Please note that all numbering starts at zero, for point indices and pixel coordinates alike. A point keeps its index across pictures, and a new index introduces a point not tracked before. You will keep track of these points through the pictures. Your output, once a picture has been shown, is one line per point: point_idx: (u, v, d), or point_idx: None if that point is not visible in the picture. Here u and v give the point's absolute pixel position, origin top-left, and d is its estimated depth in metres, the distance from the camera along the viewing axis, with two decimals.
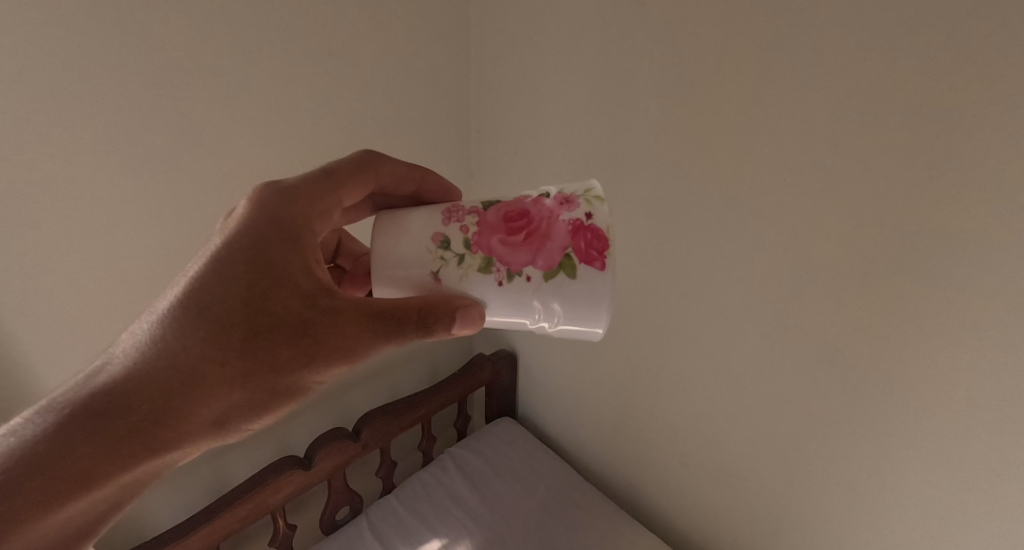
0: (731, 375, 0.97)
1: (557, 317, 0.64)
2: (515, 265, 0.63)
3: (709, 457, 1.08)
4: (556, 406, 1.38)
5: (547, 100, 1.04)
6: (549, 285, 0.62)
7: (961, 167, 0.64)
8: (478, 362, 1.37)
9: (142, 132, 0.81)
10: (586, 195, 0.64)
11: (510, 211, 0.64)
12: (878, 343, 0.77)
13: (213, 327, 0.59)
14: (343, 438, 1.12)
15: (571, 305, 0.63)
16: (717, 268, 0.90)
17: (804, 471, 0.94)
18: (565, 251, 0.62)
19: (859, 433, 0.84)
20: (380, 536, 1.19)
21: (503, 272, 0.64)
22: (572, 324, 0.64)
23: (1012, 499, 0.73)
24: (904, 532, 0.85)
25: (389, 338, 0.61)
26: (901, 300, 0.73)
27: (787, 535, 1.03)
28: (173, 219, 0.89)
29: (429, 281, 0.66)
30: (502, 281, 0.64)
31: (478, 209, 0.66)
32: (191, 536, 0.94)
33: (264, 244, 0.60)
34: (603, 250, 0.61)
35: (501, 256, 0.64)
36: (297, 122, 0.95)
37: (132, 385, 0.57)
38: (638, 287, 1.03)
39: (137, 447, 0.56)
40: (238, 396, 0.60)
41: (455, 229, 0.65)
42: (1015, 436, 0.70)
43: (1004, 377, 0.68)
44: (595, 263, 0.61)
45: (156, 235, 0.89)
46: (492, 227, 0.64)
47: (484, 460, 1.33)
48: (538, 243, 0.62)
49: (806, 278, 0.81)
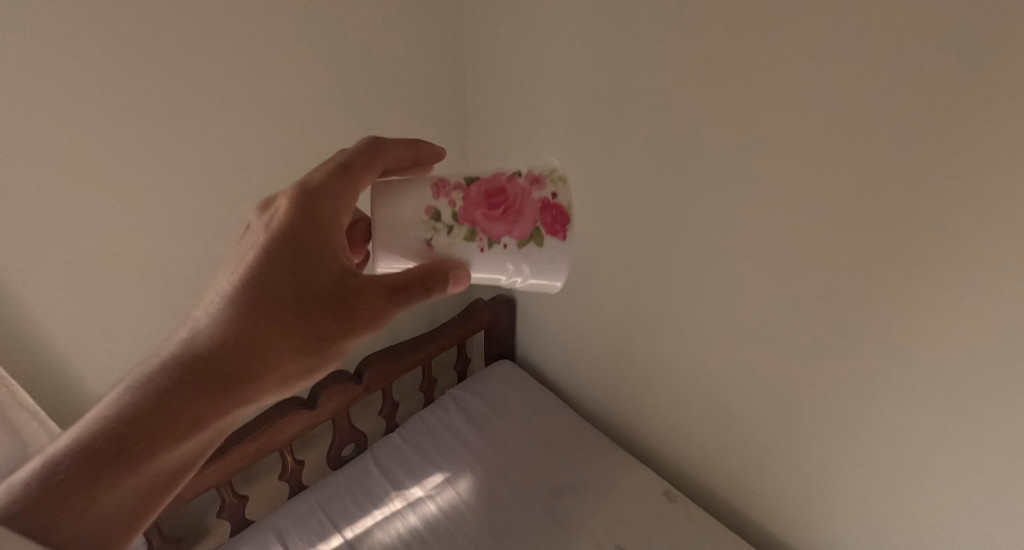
0: (726, 316, 0.99)
1: (527, 276, 0.74)
2: (494, 235, 0.72)
3: (700, 394, 1.12)
4: (554, 348, 1.41)
5: (546, 43, 1.04)
6: (522, 252, 0.72)
7: (954, 103, 0.65)
8: (477, 307, 1.40)
9: (147, 70, 0.83)
10: (552, 175, 0.71)
11: (489, 187, 0.72)
12: (874, 282, 0.78)
13: (263, 311, 0.66)
14: (344, 379, 1.14)
15: (538, 269, 0.73)
16: (716, 213, 0.91)
17: (795, 408, 0.96)
18: (535, 226, 0.71)
19: (849, 371, 0.86)
20: (384, 470, 1.20)
21: (484, 241, 0.73)
22: (539, 282, 0.74)
23: (1009, 427, 0.73)
24: (886, 460, 0.87)
25: (407, 301, 0.67)
26: (897, 239, 0.74)
27: (781, 474, 1.05)
28: (182, 160, 0.92)
29: (423, 247, 0.75)
30: (484, 249, 0.73)
31: (461, 184, 0.73)
32: (205, 470, 0.98)
33: (301, 226, 0.67)
34: (565, 225, 0.70)
35: (483, 228, 0.72)
36: (298, 66, 0.97)
37: (196, 361, 0.64)
38: (636, 229, 1.05)
39: (209, 414, 0.63)
40: (289, 370, 0.67)
41: (443, 203, 0.73)
42: (1014, 363, 0.70)
43: (1004, 305, 0.68)
44: (559, 235, 0.71)
45: (164, 175, 0.92)
46: (475, 202, 0.72)
47: (484, 402, 1.35)
48: (513, 217, 0.71)
49: (801, 219, 0.82)
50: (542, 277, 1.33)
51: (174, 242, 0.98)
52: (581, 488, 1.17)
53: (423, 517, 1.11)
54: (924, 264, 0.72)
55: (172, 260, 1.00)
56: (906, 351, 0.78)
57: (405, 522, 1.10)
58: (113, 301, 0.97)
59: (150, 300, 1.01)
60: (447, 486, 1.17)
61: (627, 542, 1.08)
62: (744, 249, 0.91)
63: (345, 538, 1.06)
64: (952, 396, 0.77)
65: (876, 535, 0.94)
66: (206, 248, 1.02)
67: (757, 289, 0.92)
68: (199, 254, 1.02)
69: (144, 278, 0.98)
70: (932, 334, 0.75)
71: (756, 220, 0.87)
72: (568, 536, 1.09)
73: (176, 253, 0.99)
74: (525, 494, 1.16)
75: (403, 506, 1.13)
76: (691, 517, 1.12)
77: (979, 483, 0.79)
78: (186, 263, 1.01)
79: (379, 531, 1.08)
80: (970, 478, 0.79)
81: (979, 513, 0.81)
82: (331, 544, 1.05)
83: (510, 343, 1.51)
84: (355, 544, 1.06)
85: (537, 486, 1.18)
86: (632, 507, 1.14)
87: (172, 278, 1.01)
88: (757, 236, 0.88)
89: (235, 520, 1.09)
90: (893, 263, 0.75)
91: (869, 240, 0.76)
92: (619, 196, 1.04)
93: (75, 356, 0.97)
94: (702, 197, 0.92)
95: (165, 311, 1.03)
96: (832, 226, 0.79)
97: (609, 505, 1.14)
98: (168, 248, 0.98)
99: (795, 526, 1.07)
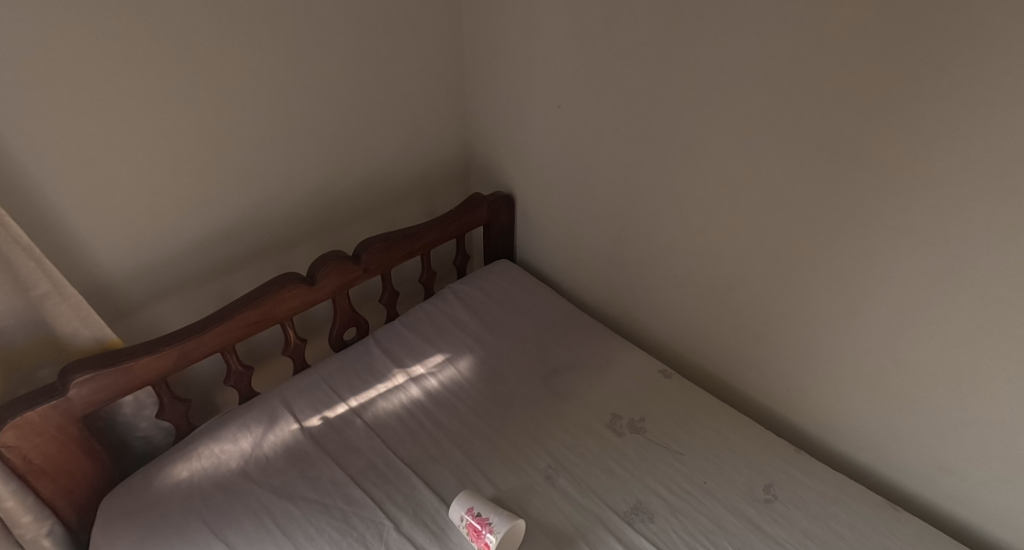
0: (731, 188, 0.95)
1: (471, 504, 0.91)
2: (481, 534, 0.88)
3: (701, 277, 1.07)
4: (552, 245, 1.36)
5: None
6: (497, 523, 0.89)
7: None
8: (477, 201, 1.33)
9: None
10: (490, 513, 0.90)
11: (472, 531, 0.89)
12: (884, 129, 0.74)
13: None
14: (343, 257, 1.13)
15: (489, 510, 0.90)
16: (720, 67, 0.87)
17: (793, 283, 0.93)
18: (472, 527, 0.89)
19: (856, 233, 0.82)
20: (386, 350, 1.21)
21: (480, 533, 0.88)
22: (483, 506, 0.91)
23: (1007, 268, 0.71)
24: (874, 325, 0.86)
25: None
26: (913, 79, 0.70)
27: (765, 351, 1.03)
28: (163, 7, 0.87)
29: (462, 519, 0.91)
30: (484, 533, 0.88)
31: (468, 520, 0.90)
32: (208, 335, 1.00)
33: None
34: (475, 521, 0.89)
35: (475, 533, 0.89)
36: None
37: None
38: (642, 100, 1.00)
39: None
40: None
41: (466, 521, 0.90)
42: (1014, 198, 0.68)
43: (1010, 135, 0.65)
44: (478, 527, 0.89)
45: (145, 23, 0.87)
46: (473, 532, 0.89)
47: (482, 291, 1.33)
48: (475, 531, 0.88)
49: (818, 73, 0.77)
50: (540, 166, 1.27)
51: (163, 106, 0.94)
52: (579, 366, 1.18)
53: (425, 390, 1.14)
54: (943, 97, 0.68)
55: (160, 125, 0.95)
56: (909, 199, 0.75)
57: (407, 394, 1.13)
58: (104, 169, 0.93)
59: (144, 168, 0.97)
60: (448, 364, 1.19)
61: (622, 411, 1.10)
62: (756, 109, 0.86)
63: (349, 407, 1.10)
64: (951, 242, 0.74)
65: (865, 407, 0.94)
66: (195, 116, 0.98)
67: (767, 152, 0.87)
68: (189, 123, 0.98)
69: (138, 147, 0.94)
70: (939, 179, 0.72)
71: (768, 77, 0.82)
72: (565, 407, 1.11)
73: (165, 119, 0.95)
74: (523, 369, 1.18)
75: (404, 380, 1.15)
76: (685, 391, 1.13)
77: (968, 335, 0.78)
78: (175, 132, 0.97)
79: (383, 402, 1.11)
80: (959, 331, 0.79)
81: (966, 368, 0.80)
82: (336, 412, 1.09)
83: (511, 241, 1.45)
84: (360, 412, 1.09)
85: (535, 364, 1.19)
86: (629, 381, 1.15)
87: (165, 148, 0.97)
88: (765, 95, 0.84)
89: (243, 390, 1.13)
90: (912, 100, 0.71)
91: (887, 77, 0.72)
92: (625, 63, 0.99)
93: (78, 226, 0.94)
94: (709, 59, 0.88)
95: (164, 186, 1.00)
96: (852, 74, 0.74)
97: (606, 381, 1.15)
98: (158, 113, 0.94)
99: (786, 405, 1.06)
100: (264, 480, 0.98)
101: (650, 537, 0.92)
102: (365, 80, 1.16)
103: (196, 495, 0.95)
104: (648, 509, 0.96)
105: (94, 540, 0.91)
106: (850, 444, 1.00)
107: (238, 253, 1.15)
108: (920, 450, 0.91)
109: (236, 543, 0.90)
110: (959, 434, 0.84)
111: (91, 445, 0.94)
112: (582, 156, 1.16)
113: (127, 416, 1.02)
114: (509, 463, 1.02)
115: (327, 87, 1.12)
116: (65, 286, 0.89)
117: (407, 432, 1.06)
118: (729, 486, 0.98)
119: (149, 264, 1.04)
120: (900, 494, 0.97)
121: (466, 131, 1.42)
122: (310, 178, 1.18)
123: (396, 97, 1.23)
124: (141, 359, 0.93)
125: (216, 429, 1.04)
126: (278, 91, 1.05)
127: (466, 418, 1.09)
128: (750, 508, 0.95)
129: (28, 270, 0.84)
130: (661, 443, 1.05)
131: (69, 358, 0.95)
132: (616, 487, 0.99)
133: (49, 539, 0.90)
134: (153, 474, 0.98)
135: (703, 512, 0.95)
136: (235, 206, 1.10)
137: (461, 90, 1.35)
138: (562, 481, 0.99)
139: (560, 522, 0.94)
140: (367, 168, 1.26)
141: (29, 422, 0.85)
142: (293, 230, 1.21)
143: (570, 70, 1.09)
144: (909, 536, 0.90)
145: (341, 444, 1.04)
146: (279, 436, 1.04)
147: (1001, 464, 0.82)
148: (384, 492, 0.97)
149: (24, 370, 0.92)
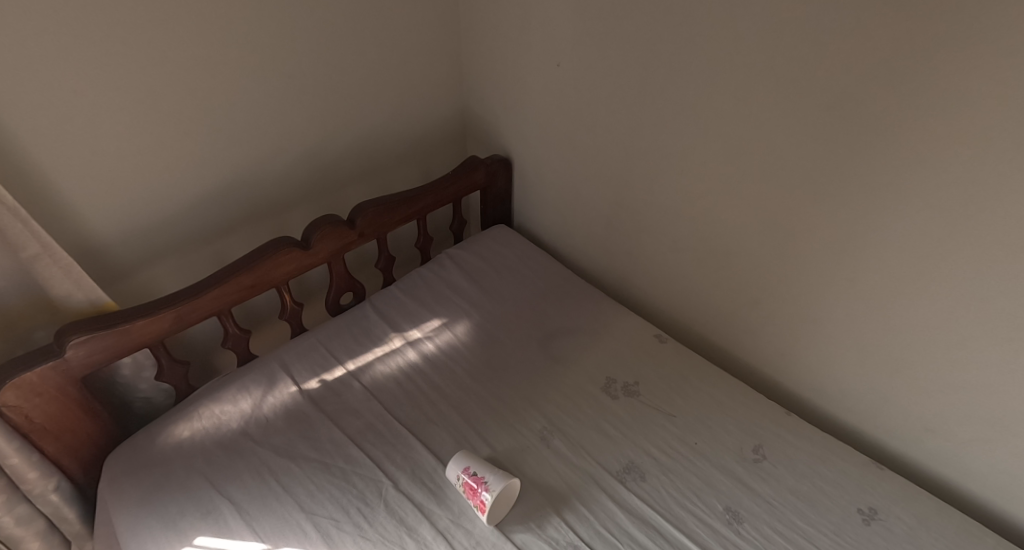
0: (728, 154, 0.94)
1: (468, 463, 0.93)
2: (479, 494, 0.90)
3: (699, 241, 1.07)
4: (549, 209, 1.35)
5: None
6: (494, 481, 0.91)
7: None
8: (473, 164, 1.31)
9: None
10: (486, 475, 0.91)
11: (469, 490, 0.91)
12: (884, 94, 0.73)
13: None
14: (339, 222, 1.12)
15: (484, 468, 0.92)
16: (718, 38, 0.86)
17: (788, 251, 0.94)
18: (467, 487, 0.91)
19: (849, 201, 0.82)
20: (382, 314, 1.21)
21: (478, 493, 0.90)
22: (479, 465, 0.93)
23: (998, 240, 0.72)
24: (870, 293, 0.87)
25: None
26: (908, 52, 0.69)
27: (759, 317, 1.04)
28: None
29: (461, 475, 0.93)
30: (481, 491, 0.90)
31: (466, 479, 0.92)
32: (204, 297, 1.00)
33: None
34: (473, 481, 0.91)
35: (472, 493, 0.91)
36: None
37: None
38: (642, 61, 0.98)
39: None
40: None
41: (464, 478, 0.92)
42: (1006, 173, 0.68)
43: (1002, 109, 0.65)
44: (476, 486, 0.91)
45: None
46: (471, 492, 0.91)
47: (479, 256, 1.33)
48: (472, 490, 0.91)
49: (814, 45, 0.77)
50: (537, 131, 1.25)
51: (149, 65, 0.91)
52: (574, 330, 1.20)
53: (421, 353, 1.15)
54: (947, 62, 0.67)
55: (150, 90, 0.93)
56: (903, 171, 0.75)
57: (404, 357, 1.14)
58: (96, 137, 0.92)
59: (135, 135, 0.95)
60: (446, 329, 1.20)
61: (616, 375, 1.12)
62: (757, 69, 0.84)
63: (348, 370, 1.11)
64: (952, 205, 0.73)
65: (855, 371, 0.95)
66: (182, 77, 0.95)
67: (766, 117, 0.86)
68: (176, 83, 0.95)
69: (128, 113, 0.93)
70: (931, 154, 0.72)
71: (765, 47, 0.81)
72: (560, 370, 1.13)
73: (153, 82, 0.93)
74: (520, 334, 1.19)
75: (402, 344, 1.16)
76: (679, 353, 1.15)
77: (961, 304, 0.79)
78: (163, 93, 0.95)
79: (380, 365, 1.12)
80: (953, 298, 0.79)
81: (956, 335, 0.81)
82: (336, 375, 1.10)
83: (509, 205, 1.44)
84: (358, 375, 1.10)
85: (532, 328, 1.20)
86: (623, 346, 1.17)
87: (155, 115, 0.96)
88: (762, 66, 0.83)
89: (241, 352, 1.14)
90: (908, 73, 0.70)
91: (883, 49, 0.71)
92: (622, 31, 0.98)
93: (69, 190, 0.93)
94: (707, 29, 0.86)
95: (155, 153, 0.99)
96: (848, 47, 0.74)
97: (601, 345, 1.17)
98: (143, 73, 0.91)
99: (778, 369, 1.07)
100: (265, 440, 1.00)
101: (642, 496, 0.95)
102: (357, 38, 1.13)
103: (198, 454, 0.97)
104: (640, 468, 0.98)
105: (101, 496, 0.93)
106: (839, 407, 1.02)
107: (232, 216, 1.14)
108: (908, 412, 0.92)
109: (239, 500, 0.92)
110: (949, 398, 0.86)
111: (93, 405, 0.95)
112: (579, 122, 1.15)
113: (126, 377, 1.03)
114: (505, 424, 1.04)
115: (318, 46, 1.09)
116: (54, 247, 0.88)
117: (405, 394, 1.07)
118: (720, 446, 1.01)
119: (142, 227, 1.04)
120: (888, 453, 0.99)
121: (463, 92, 1.39)
122: (302, 139, 1.16)
123: (388, 56, 1.20)
124: (137, 321, 0.94)
125: (215, 390, 1.05)
126: (267, 54, 1.03)
127: (463, 382, 1.10)
128: (740, 467, 0.98)
129: (17, 232, 0.83)
130: (654, 405, 1.07)
131: (65, 319, 0.96)
132: (610, 447, 1.01)
133: (57, 494, 0.92)
134: (154, 433, 0.99)
135: (693, 471, 0.98)
136: (226, 168, 1.09)
137: (456, 49, 1.32)
138: (556, 442, 1.01)
139: (556, 481, 0.96)
140: (360, 132, 1.25)
141: (29, 383, 0.85)
142: (287, 194, 1.20)
143: (567, 36, 1.07)
144: (894, 493, 0.93)
145: (339, 406, 1.05)
146: (278, 398, 1.05)
147: (988, 426, 0.84)
148: (382, 453, 0.99)
149: (19, 332, 0.93)
